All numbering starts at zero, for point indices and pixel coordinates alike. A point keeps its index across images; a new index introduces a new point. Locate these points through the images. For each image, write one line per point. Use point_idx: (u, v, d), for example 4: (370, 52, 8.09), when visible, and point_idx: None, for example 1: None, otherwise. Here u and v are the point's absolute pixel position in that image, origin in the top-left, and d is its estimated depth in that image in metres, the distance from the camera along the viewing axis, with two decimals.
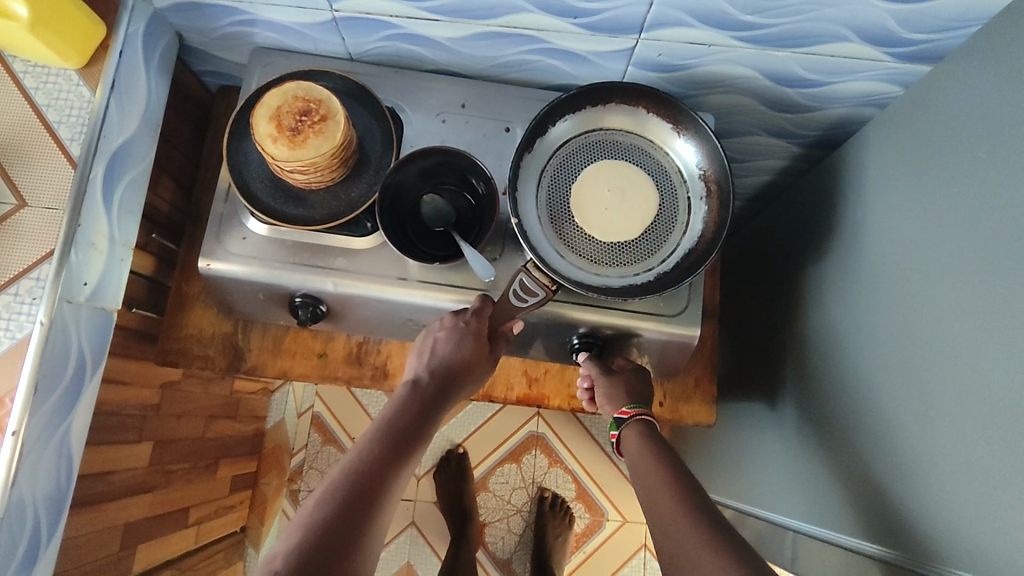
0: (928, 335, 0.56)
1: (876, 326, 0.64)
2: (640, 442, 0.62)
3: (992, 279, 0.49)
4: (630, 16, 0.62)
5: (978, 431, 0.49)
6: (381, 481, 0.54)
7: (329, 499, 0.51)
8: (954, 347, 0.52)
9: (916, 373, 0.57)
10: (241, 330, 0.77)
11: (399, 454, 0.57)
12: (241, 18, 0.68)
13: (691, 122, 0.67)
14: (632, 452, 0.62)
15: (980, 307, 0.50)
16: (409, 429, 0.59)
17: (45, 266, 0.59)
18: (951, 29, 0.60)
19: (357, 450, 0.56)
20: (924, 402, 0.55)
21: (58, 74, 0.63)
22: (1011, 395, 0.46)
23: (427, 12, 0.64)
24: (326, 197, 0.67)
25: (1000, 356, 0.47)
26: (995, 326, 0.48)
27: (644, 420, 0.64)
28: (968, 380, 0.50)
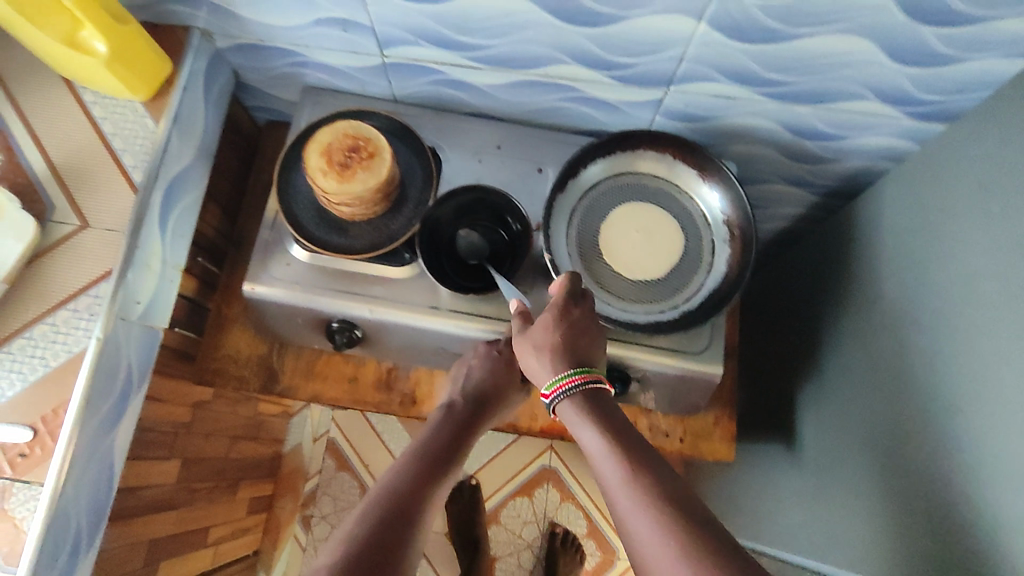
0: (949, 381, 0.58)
1: (893, 370, 0.67)
2: (587, 410, 0.56)
3: (1006, 329, 0.52)
4: (661, 70, 0.66)
5: (995, 478, 0.50)
6: (421, 497, 0.56)
7: (374, 511, 0.53)
8: (972, 394, 0.54)
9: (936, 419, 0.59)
10: (276, 353, 0.79)
11: (438, 469, 0.61)
12: (296, 60, 0.73)
13: (715, 170, 0.70)
14: (571, 418, 0.57)
15: (997, 357, 0.52)
16: (445, 447, 0.63)
17: (103, 284, 0.62)
18: (966, 92, 0.63)
19: (397, 468, 0.59)
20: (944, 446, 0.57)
21: (125, 105, 0.67)
22: None
23: (470, 60, 0.69)
24: (367, 228, 0.70)
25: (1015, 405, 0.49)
26: (1014, 376, 0.50)
27: (592, 388, 0.57)
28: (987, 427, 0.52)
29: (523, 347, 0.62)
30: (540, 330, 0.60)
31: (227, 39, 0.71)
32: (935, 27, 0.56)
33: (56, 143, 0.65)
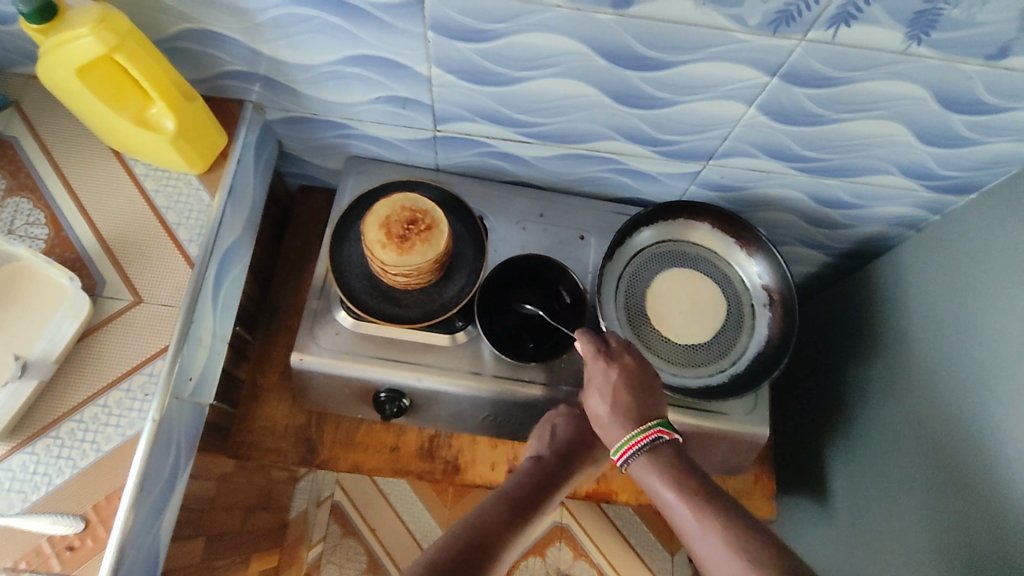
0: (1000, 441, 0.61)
1: (932, 429, 0.70)
2: (654, 474, 0.55)
3: None
4: (704, 147, 0.70)
5: None
6: (497, 540, 0.54)
7: (450, 546, 0.52)
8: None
9: (990, 477, 0.62)
10: (315, 423, 0.77)
11: (520, 519, 0.58)
12: (345, 132, 0.75)
13: (754, 239, 0.74)
14: (644, 475, 0.56)
15: None
16: (528, 498, 0.60)
17: (158, 362, 0.60)
18: (984, 170, 0.69)
19: (479, 509, 0.57)
20: (1003, 505, 0.59)
21: (178, 178, 0.66)
22: None
23: (522, 135, 0.71)
24: (419, 297, 0.70)
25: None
26: None
27: (653, 445, 0.56)
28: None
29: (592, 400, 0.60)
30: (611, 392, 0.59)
31: (279, 112, 0.72)
32: (964, 115, 0.61)
33: (106, 217, 0.64)
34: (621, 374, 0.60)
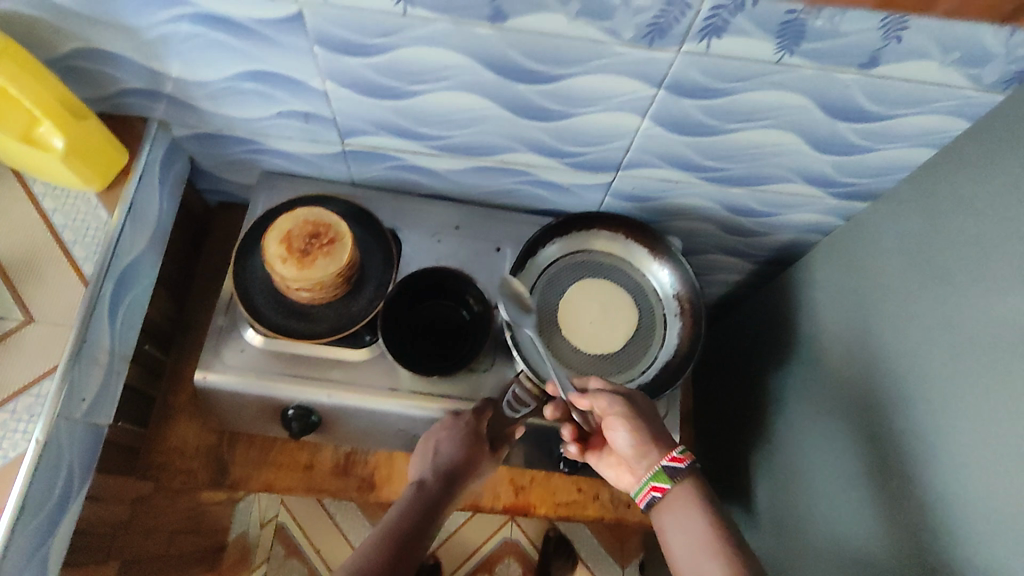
0: (892, 444, 0.62)
1: (839, 434, 0.71)
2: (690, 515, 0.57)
3: (945, 394, 0.56)
4: (609, 158, 0.71)
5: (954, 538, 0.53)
6: None
7: None
8: (918, 457, 0.58)
9: (883, 480, 0.62)
10: (226, 443, 0.77)
11: (409, 556, 0.57)
12: (254, 147, 0.75)
13: (664, 249, 0.75)
14: (672, 513, 0.59)
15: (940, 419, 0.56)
16: (414, 530, 0.59)
17: (46, 382, 0.59)
18: (882, 175, 0.70)
19: (360, 553, 0.54)
20: (898, 508, 0.60)
21: (77, 196, 0.65)
22: (981, 504, 0.51)
23: (429, 148, 0.72)
24: (327, 311, 0.70)
25: (961, 467, 0.53)
26: (957, 438, 0.54)
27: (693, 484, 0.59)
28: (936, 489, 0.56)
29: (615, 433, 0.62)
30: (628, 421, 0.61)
31: (185, 128, 0.72)
32: (850, 123, 0.62)
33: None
34: (637, 411, 0.62)
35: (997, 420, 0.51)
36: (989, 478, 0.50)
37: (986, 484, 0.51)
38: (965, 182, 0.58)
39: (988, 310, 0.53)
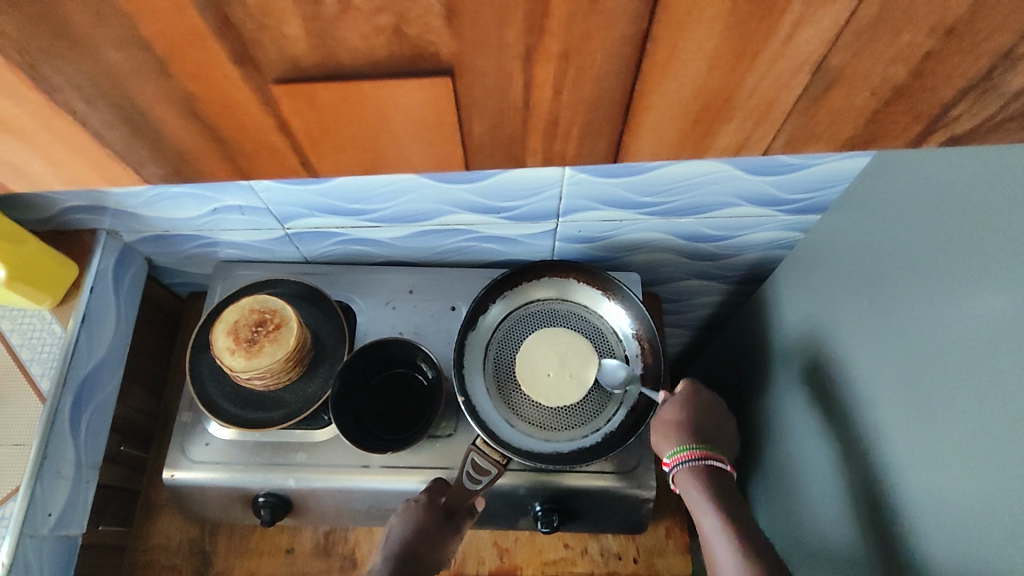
0: (875, 471, 0.57)
1: (822, 461, 0.66)
2: (700, 485, 0.63)
3: (905, 408, 0.53)
4: (545, 208, 0.71)
5: (938, 557, 0.50)
6: None
7: None
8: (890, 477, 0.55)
9: (873, 511, 0.58)
10: (208, 533, 0.77)
11: None
12: (205, 242, 0.77)
13: (617, 289, 0.74)
14: (684, 479, 0.65)
15: (904, 433, 0.53)
16: None
17: (8, 504, 0.60)
18: (825, 188, 0.69)
19: None
20: (892, 543, 0.55)
21: (32, 314, 0.68)
22: (956, 516, 0.48)
23: (367, 221, 0.72)
24: (285, 395, 0.71)
25: (931, 483, 0.50)
26: (920, 449, 0.51)
27: (710, 466, 0.64)
28: (918, 509, 0.52)
29: (655, 423, 0.68)
30: (678, 413, 0.67)
31: (134, 233, 0.74)
32: None
33: None
34: (696, 409, 0.68)
35: (954, 427, 0.48)
36: (960, 492, 0.47)
37: (970, 512, 0.46)
38: (901, 189, 0.56)
39: (934, 319, 0.51)
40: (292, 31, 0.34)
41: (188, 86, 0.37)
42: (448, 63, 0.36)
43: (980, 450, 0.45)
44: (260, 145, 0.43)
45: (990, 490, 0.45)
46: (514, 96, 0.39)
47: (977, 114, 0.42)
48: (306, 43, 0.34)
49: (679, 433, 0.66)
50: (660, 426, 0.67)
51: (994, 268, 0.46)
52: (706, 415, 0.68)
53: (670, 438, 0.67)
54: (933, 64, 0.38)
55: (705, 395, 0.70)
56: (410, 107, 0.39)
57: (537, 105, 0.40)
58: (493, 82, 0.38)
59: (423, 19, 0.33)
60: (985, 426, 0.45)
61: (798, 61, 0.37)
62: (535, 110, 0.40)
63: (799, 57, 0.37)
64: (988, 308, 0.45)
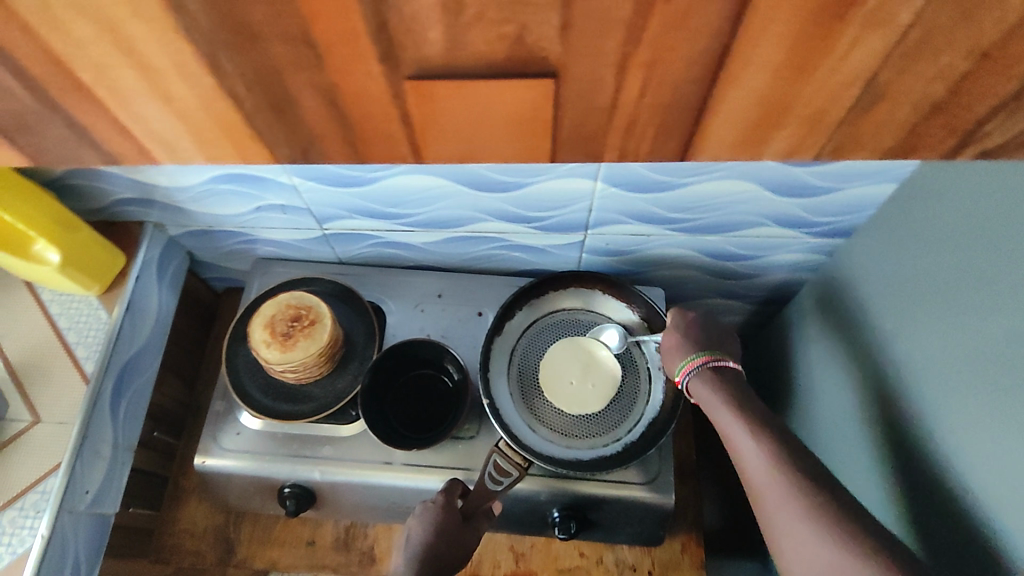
0: (901, 495, 0.57)
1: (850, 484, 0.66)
2: (712, 388, 0.60)
3: (927, 428, 0.54)
4: (575, 219, 0.73)
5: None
6: None
7: None
8: (912, 499, 0.56)
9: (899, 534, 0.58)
10: (233, 522, 0.79)
11: None
12: (245, 238, 0.79)
13: (642, 302, 0.75)
14: (698, 385, 0.62)
15: (926, 453, 0.54)
16: None
17: (50, 479, 0.63)
18: (853, 212, 0.70)
19: None
20: None
21: (80, 299, 0.71)
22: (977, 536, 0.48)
23: (402, 225, 0.75)
24: (315, 390, 0.73)
25: (953, 503, 0.51)
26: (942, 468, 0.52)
27: (715, 367, 0.62)
28: (939, 532, 0.52)
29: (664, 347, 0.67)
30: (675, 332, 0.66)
31: (180, 228, 0.78)
32: (804, 168, 0.63)
33: (13, 343, 0.69)
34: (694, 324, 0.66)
35: (972, 446, 0.49)
36: (980, 513, 0.48)
37: (991, 536, 0.47)
38: (928, 213, 0.57)
39: (954, 341, 0.52)
40: (428, 35, 0.29)
41: (262, 109, 0.34)
42: (551, 63, 0.31)
43: (999, 472, 0.46)
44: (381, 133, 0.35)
45: (1006, 508, 0.45)
46: (601, 100, 0.33)
47: (1012, 130, 0.34)
48: (440, 47, 0.30)
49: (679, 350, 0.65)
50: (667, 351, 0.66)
51: (1010, 291, 0.46)
52: (707, 330, 0.66)
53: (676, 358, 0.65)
54: (969, 81, 0.31)
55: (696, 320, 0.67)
56: (513, 104, 0.33)
57: (621, 106, 0.33)
58: (586, 85, 0.32)
59: (542, 28, 0.29)
60: (1000, 443, 0.46)
61: (848, 79, 0.31)
62: (623, 111, 0.33)
63: (849, 75, 0.31)
64: (1005, 333, 0.46)
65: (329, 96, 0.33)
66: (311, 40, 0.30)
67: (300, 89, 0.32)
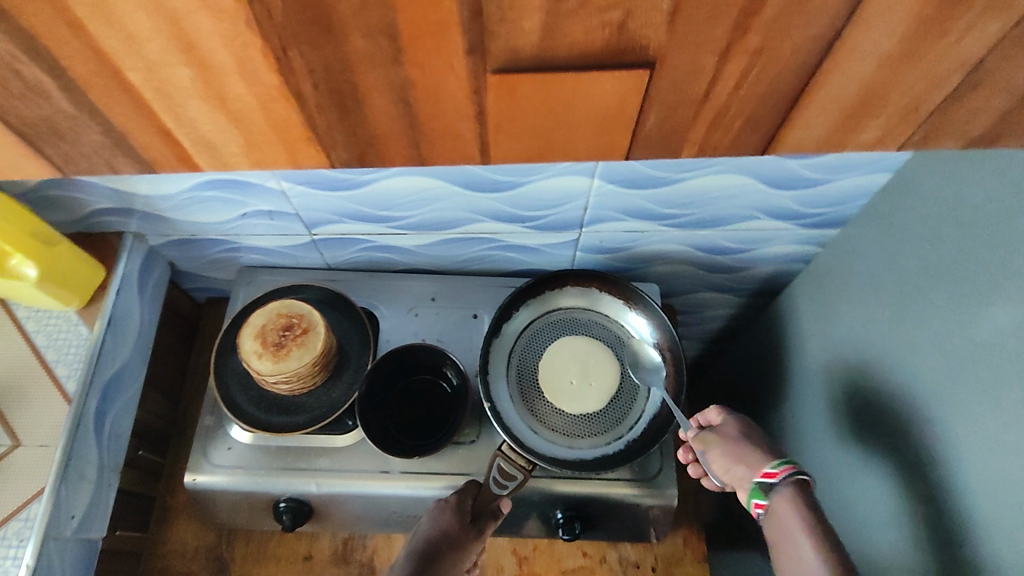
0: (916, 477, 0.58)
1: (856, 474, 0.67)
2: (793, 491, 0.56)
3: (939, 414, 0.55)
4: (570, 218, 0.72)
5: (985, 554, 0.51)
6: None
7: None
8: (930, 484, 0.56)
9: (913, 513, 0.59)
10: (226, 540, 0.76)
11: None
12: (229, 246, 0.77)
13: (639, 299, 0.75)
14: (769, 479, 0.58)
15: (938, 437, 0.55)
16: None
17: (34, 505, 0.60)
18: (844, 203, 0.71)
19: None
20: (935, 548, 0.56)
21: (58, 316, 0.67)
22: (998, 515, 0.49)
23: (394, 228, 0.73)
24: (309, 400, 0.71)
25: (971, 485, 0.52)
26: (957, 450, 0.53)
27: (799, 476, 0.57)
28: (960, 512, 0.53)
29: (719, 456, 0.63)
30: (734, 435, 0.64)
31: (160, 237, 0.75)
32: (798, 160, 0.63)
33: None
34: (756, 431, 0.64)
35: (990, 428, 0.50)
36: (999, 492, 0.49)
37: (1006, 513, 0.48)
38: (926, 203, 0.58)
39: (965, 328, 0.53)
40: (527, 23, 0.34)
41: None
42: (652, 52, 0.35)
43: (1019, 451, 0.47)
44: (449, 129, 0.41)
45: None
46: (693, 91, 0.38)
47: None
48: (535, 37, 0.34)
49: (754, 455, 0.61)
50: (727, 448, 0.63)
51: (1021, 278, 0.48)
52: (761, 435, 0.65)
53: (749, 462, 0.61)
54: None
55: (756, 437, 0.64)
56: (604, 97, 0.38)
57: (714, 93, 0.38)
58: (682, 74, 0.37)
59: (648, 14, 0.33)
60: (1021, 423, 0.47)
61: (954, 62, 0.37)
62: (711, 101, 0.39)
63: (958, 59, 0.36)
64: (1009, 320, 0.48)
65: (403, 92, 0.38)
66: (395, 33, 0.34)
67: (374, 84, 0.37)
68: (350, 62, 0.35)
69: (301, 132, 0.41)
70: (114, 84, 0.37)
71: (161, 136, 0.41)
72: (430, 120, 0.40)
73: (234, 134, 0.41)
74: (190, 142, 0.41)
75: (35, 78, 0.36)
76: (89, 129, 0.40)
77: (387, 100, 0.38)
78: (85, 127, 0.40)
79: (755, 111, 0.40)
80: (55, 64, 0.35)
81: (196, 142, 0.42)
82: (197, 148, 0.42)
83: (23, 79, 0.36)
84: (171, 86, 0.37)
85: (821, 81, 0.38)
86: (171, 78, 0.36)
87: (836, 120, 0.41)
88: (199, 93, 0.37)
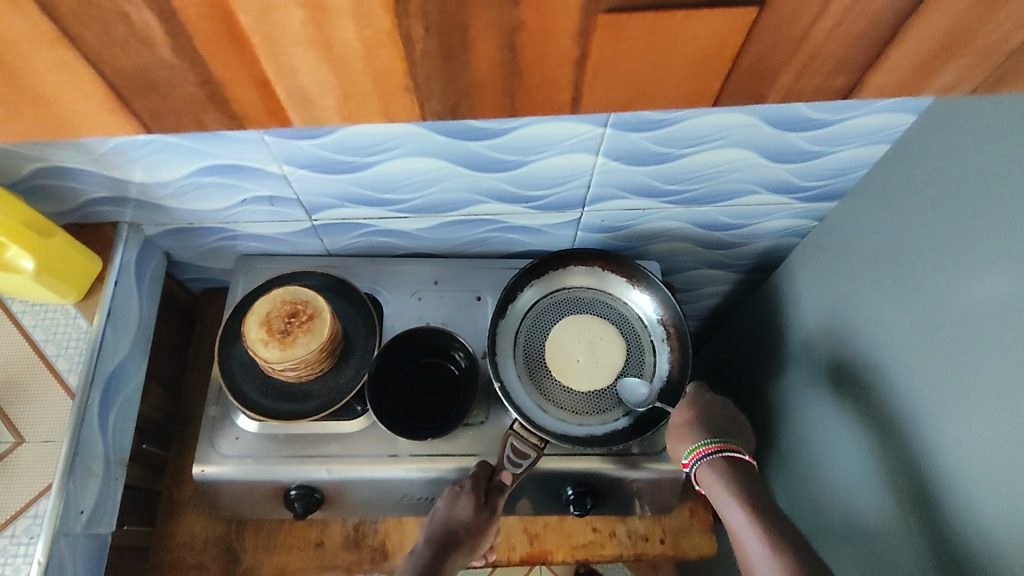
0: (912, 441, 0.59)
1: (853, 445, 0.68)
2: (718, 474, 0.63)
3: (930, 379, 0.56)
4: (572, 197, 0.72)
5: (972, 512, 0.52)
6: None
7: None
8: (921, 447, 0.58)
9: (910, 477, 0.59)
10: (235, 530, 0.76)
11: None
12: (226, 235, 0.76)
13: (642, 276, 0.76)
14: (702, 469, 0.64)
15: (928, 401, 0.56)
16: None
17: (42, 501, 0.59)
18: (841, 175, 0.72)
19: None
20: (926, 508, 0.58)
21: (56, 309, 0.66)
22: (986, 474, 0.51)
23: (396, 212, 0.73)
24: (316, 386, 0.70)
25: (960, 447, 0.53)
26: (946, 414, 0.54)
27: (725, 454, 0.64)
28: (948, 473, 0.54)
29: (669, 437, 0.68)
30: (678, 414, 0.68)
31: (156, 226, 0.73)
32: (798, 132, 0.64)
33: None
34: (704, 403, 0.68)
35: (981, 390, 0.51)
36: (987, 451, 0.50)
37: (993, 470, 0.50)
38: (923, 173, 0.59)
39: (958, 294, 0.54)
40: None
41: None
42: None
43: (1007, 411, 0.49)
44: (545, 79, 0.42)
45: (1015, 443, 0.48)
46: (796, 30, 0.40)
47: None
48: None
49: (688, 432, 0.66)
50: (673, 430, 0.67)
51: (1018, 242, 0.49)
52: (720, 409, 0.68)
53: (686, 438, 0.66)
54: None
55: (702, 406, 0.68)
56: (704, 38, 0.40)
57: (815, 33, 0.40)
58: (787, 13, 0.38)
59: None
60: (1010, 385, 0.48)
61: None
62: (808, 42, 0.41)
63: None
64: (1004, 286, 0.50)
65: (510, 37, 0.39)
66: None
67: (486, 26, 0.38)
68: (466, 5, 0.36)
69: (401, 84, 0.42)
70: (222, 30, 0.37)
71: (258, 87, 0.42)
72: (535, 63, 0.41)
73: (331, 85, 0.42)
74: (285, 94, 0.42)
75: (144, 25, 0.37)
76: (186, 79, 0.41)
77: (492, 41, 0.39)
78: (181, 77, 0.41)
79: (844, 55, 0.42)
80: (167, 8, 0.35)
81: (291, 93, 0.42)
82: (291, 100, 0.43)
83: (131, 26, 0.37)
84: (279, 31, 0.37)
85: (916, 22, 0.40)
86: (282, 23, 0.37)
87: (902, 61, 0.43)
88: (306, 39, 0.38)
